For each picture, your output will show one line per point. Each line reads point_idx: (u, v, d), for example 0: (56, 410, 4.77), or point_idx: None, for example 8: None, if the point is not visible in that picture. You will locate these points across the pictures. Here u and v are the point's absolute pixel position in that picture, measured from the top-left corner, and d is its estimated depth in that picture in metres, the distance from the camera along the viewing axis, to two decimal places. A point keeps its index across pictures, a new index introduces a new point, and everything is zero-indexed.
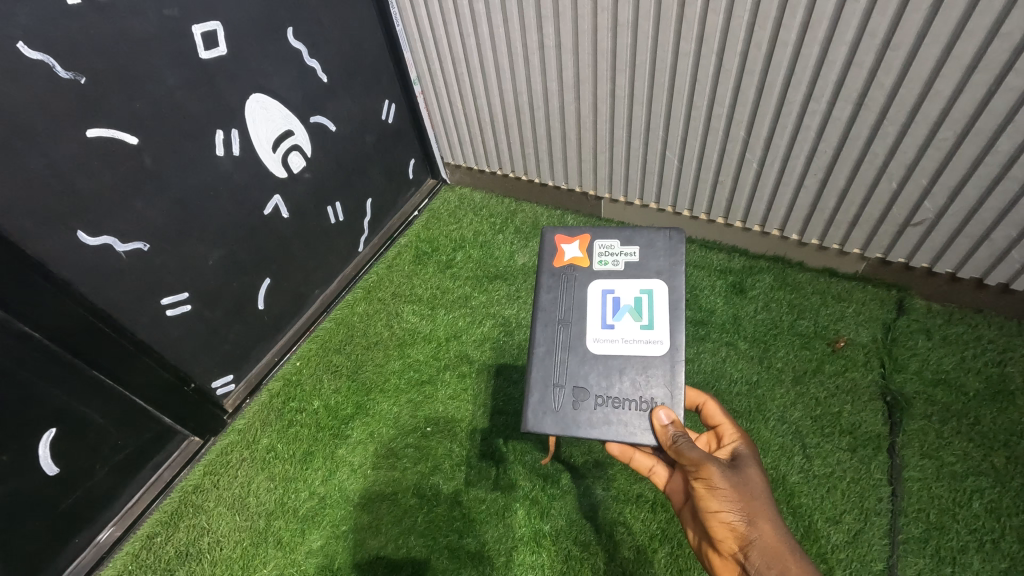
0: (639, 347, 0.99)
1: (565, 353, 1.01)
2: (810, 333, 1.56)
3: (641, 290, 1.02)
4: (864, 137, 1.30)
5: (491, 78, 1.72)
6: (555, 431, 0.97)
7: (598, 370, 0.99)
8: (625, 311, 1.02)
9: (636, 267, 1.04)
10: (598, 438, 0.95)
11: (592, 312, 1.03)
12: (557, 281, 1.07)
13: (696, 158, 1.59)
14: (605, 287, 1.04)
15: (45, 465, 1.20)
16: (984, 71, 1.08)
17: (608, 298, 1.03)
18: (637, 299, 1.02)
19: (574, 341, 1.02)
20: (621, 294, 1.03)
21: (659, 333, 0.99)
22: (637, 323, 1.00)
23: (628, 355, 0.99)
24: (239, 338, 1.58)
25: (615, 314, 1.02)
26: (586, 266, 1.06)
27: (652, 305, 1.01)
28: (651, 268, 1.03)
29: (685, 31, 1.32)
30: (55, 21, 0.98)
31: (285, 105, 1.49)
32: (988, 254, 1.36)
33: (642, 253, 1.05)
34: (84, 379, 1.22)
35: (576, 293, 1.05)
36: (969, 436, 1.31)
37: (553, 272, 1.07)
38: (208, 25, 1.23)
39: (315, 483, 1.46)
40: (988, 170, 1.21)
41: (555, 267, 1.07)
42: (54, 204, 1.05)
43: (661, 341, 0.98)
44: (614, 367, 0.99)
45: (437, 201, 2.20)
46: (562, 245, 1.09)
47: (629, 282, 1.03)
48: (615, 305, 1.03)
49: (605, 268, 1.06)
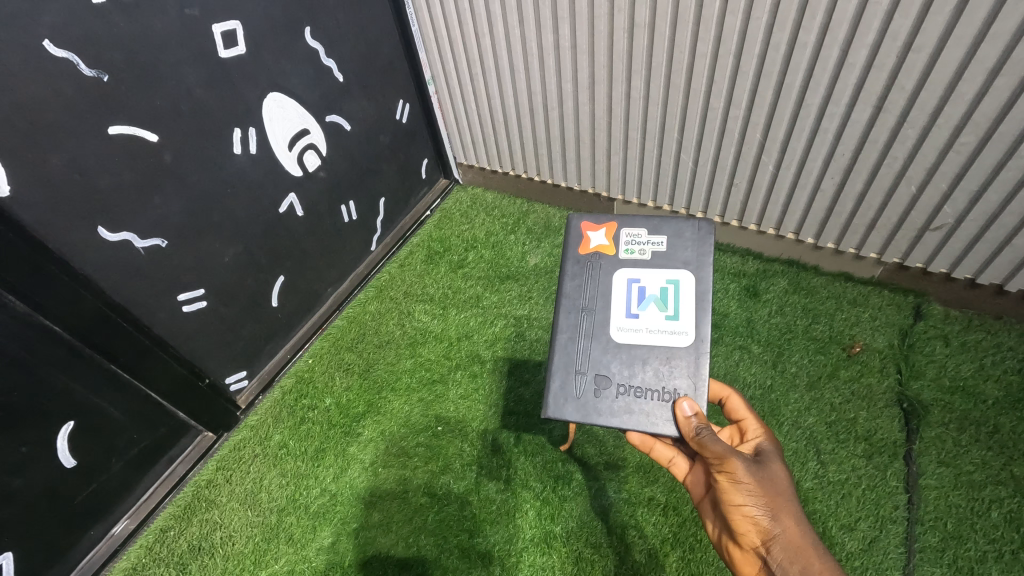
0: (663, 337, 0.99)
1: (588, 341, 1.01)
2: (825, 338, 1.54)
3: (668, 281, 1.01)
4: (883, 140, 1.29)
5: (506, 79, 1.73)
6: (576, 418, 0.97)
7: (621, 358, 0.99)
8: (650, 300, 1.01)
9: (662, 257, 1.03)
10: (619, 426, 0.95)
11: (616, 300, 1.03)
12: (582, 268, 1.06)
13: (711, 160, 1.59)
14: (630, 276, 1.04)
15: (63, 457, 1.22)
16: (1008, 74, 1.06)
17: (634, 288, 1.03)
18: (663, 289, 1.01)
19: (597, 328, 1.02)
20: (647, 283, 1.02)
21: (685, 325, 0.98)
22: (662, 313, 1.00)
23: (651, 344, 0.99)
24: (252, 336, 1.59)
25: (640, 303, 1.02)
26: (612, 254, 1.06)
27: (678, 295, 1.00)
28: (678, 258, 1.03)
29: (702, 33, 1.31)
30: (80, 20, 0.99)
31: (302, 104, 1.50)
32: (1008, 261, 1.34)
33: (669, 243, 1.04)
34: (102, 373, 1.24)
35: (601, 281, 1.05)
36: (988, 444, 1.29)
37: (579, 260, 1.07)
38: (228, 25, 1.24)
39: (327, 480, 1.47)
40: (1010, 175, 1.19)
41: (581, 255, 1.07)
42: (76, 201, 1.07)
43: (685, 333, 0.98)
44: (638, 356, 0.99)
45: (449, 201, 2.21)
46: (588, 232, 1.08)
47: (655, 272, 1.03)
48: (640, 295, 1.02)
49: (631, 257, 1.05)
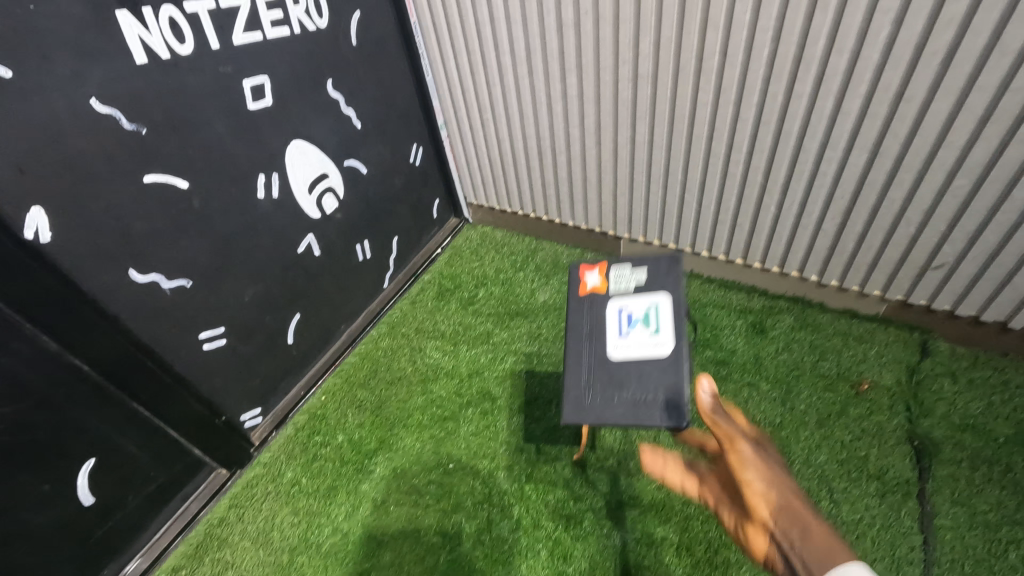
0: (655, 354, 1.09)
1: (588, 357, 1.14)
2: (832, 375, 1.56)
3: (650, 304, 1.15)
4: (880, 183, 1.34)
5: (515, 124, 1.81)
6: (583, 421, 1.07)
7: (616, 369, 1.10)
8: (638, 322, 1.14)
9: (645, 285, 1.18)
10: (620, 425, 1.04)
11: (611, 324, 1.16)
12: (581, 303, 1.20)
13: (714, 201, 1.64)
14: (620, 304, 1.18)
15: (82, 495, 1.24)
16: (996, 123, 1.12)
17: (623, 314, 1.17)
18: (647, 311, 1.15)
19: (597, 355, 1.13)
20: (634, 309, 1.16)
21: (673, 339, 1.09)
22: (647, 330, 1.12)
23: (645, 363, 1.09)
24: (268, 373, 1.62)
25: (629, 325, 1.14)
26: (605, 289, 1.20)
27: (660, 315, 1.14)
28: (658, 284, 1.17)
29: (703, 84, 1.38)
30: (125, 79, 1.07)
31: (322, 150, 1.58)
32: (1009, 299, 1.37)
33: (650, 274, 1.19)
34: (125, 412, 1.27)
35: (596, 311, 1.19)
36: (1001, 484, 1.29)
37: (577, 297, 1.22)
38: (257, 79, 1.33)
39: (339, 519, 1.47)
40: (1006, 217, 1.24)
41: (578, 292, 1.22)
42: (111, 245, 1.12)
43: (674, 346, 1.09)
44: (631, 367, 1.10)
45: (459, 239, 2.27)
46: (583, 274, 1.24)
47: (640, 299, 1.17)
48: (629, 319, 1.16)
49: (620, 288, 1.19)
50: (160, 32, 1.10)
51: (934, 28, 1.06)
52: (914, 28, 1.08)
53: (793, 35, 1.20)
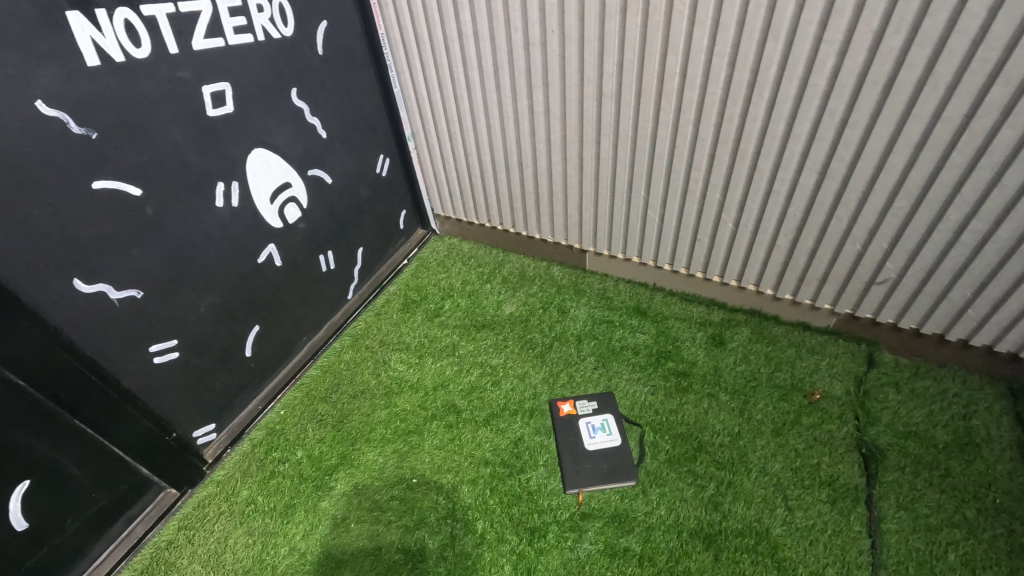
0: (615, 452, 1.51)
1: (574, 472, 1.48)
2: (787, 385, 1.62)
3: (604, 418, 1.59)
4: (828, 203, 1.41)
5: (483, 137, 1.83)
6: (579, 492, 1.44)
7: (593, 468, 1.48)
8: (599, 429, 1.56)
9: (599, 406, 1.62)
10: (604, 487, 1.45)
11: (582, 435, 1.55)
12: (560, 420, 1.60)
13: (675, 216, 1.69)
14: (585, 420, 1.59)
15: (15, 520, 1.15)
16: (931, 149, 1.20)
17: (589, 425, 1.57)
18: (603, 421, 1.58)
19: (579, 456, 1.51)
20: (593, 419, 1.59)
21: (623, 438, 1.54)
22: (608, 435, 1.55)
23: (610, 463, 1.49)
24: (223, 387, 1.56)
25: (594, 433, 1.55)
26: (573, 409, 1.62)
27: (613, 425, 1.57)
28: (607, 405, 1.62)
29: (664, 104, 1.43)
30: (74, 81, 1.03)
31: (285, 159, 1.56)
32: (946, 312, 1.46)
33: (601, 397, 1.65)
34: (65, 430, 1.19)
35: (571, 424, 1.59)
36: (941, 488, 1.36)
37: (557, 418, 1.61)
38: (217, 86, 1.30)
39: (296, 538, 1.42)
40: (941, 236, 1.32)
41: (558, 415, 1.61)
42: (53, 253, 1.07)
43: (625, 442, 1.53)
44: (603, 464, 1.49)
45: (426, 250, 2.26)
46: (559, 402, 1.64)
47: (597, 413, 1.60)
48: (592, 429, 1.57)
49: (585, 410, 1.62)
50: (114, 35, 1.07)
51: (874, 60, 1.13)
52: (857, 59, 1.15)
53: (747, 61, 1.26)
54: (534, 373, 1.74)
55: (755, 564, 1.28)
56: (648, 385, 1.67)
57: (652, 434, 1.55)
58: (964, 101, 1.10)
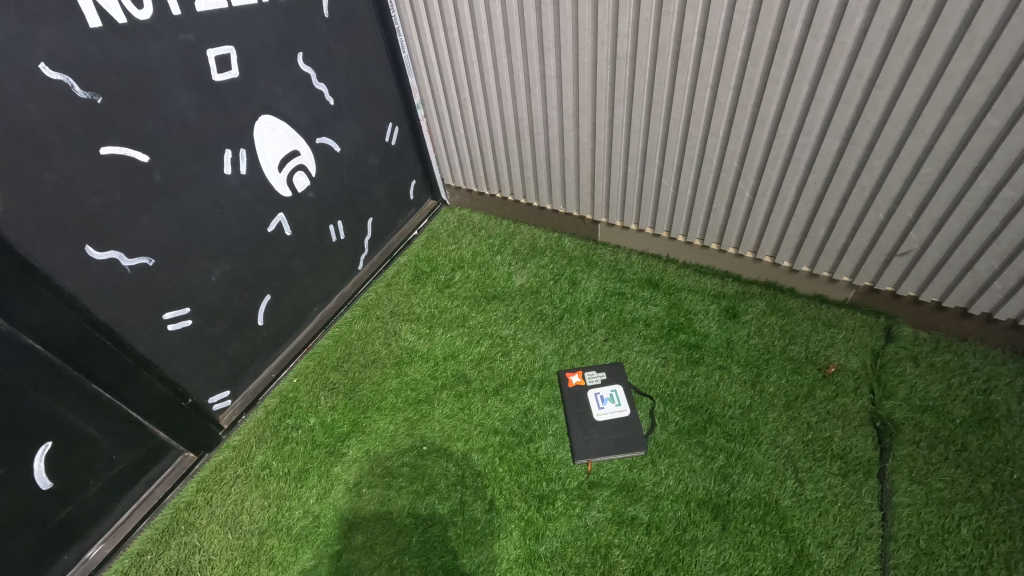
0: (624, 423, 1.51)
1: (581, 442, 1.48)
2: (801, 358, 1.59)
3: (613, 389, 1.59)
4: (851, 169, 1.35)
5: (493, 104, 1.78)
6: (585, 461, 1.45)
7: (600, 438, 1.49)
8: (607, 400, 1.56)
9: (607, 378, 1.62)
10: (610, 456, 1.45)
11: (591, 406, 1.55)
12: (568, 391, 1.60)
13: (691, 185, 1.65)
14: (593, 391, 1.59)
15: (39, 479, 1.19)
16: (964, 112, 1.13)
17: (597, 397, 1.57)
18: (611, 392, 1.58)
19: (588, 427, 1.51)
20: (602, 390, 1.59)
21: (632, 408, 1.54)
22: (615, 406, 1.54)
23: (619, 432, 1.49)
24: (236, 355, 1.59)
25: (602, 404, 1.55)
26: (581, 380, 1.62)
27: (621, 396, 1.57)
28: (616, 376, 1.62)
29: (681, 65, 1.37)
30: (76, 43, 1.01)
31: (293, 126, 1.53)
32: (971, 284, 1.41)
33: (610, 368, 1.64)
34: (84, 393, 1.22)
35: (579, 394, 1.59)
36: (957, 462, 1.33)
37: (565, 389, 1.61)
38: (222, 49, 1.27)
39: (309, 502, 1.45)
40: (970, 204, 1.26)
41: (565, 387, 1.61)
42: (64, 220, 1.07)
43: (634, 413, 1.53)
44: (610, 434, 1.49)
45: (436, 221, 2.24)
46: (567, 374, 1.64)
47: (606, 385, 1.60)
48: (601, 400, 1.57)
49: (593, 381, 1.61)
50: None
51: (907, 14, 1.06)
52: (888, 14, 1.08)
53: (770, 19, 1.19)
54: (544, 345, 1.74)
55: (762, 534, 1.29)
56: (660, 357, 1.66)
57: (662, 405, 1.55)
58: (1003, 59, 1.03)
